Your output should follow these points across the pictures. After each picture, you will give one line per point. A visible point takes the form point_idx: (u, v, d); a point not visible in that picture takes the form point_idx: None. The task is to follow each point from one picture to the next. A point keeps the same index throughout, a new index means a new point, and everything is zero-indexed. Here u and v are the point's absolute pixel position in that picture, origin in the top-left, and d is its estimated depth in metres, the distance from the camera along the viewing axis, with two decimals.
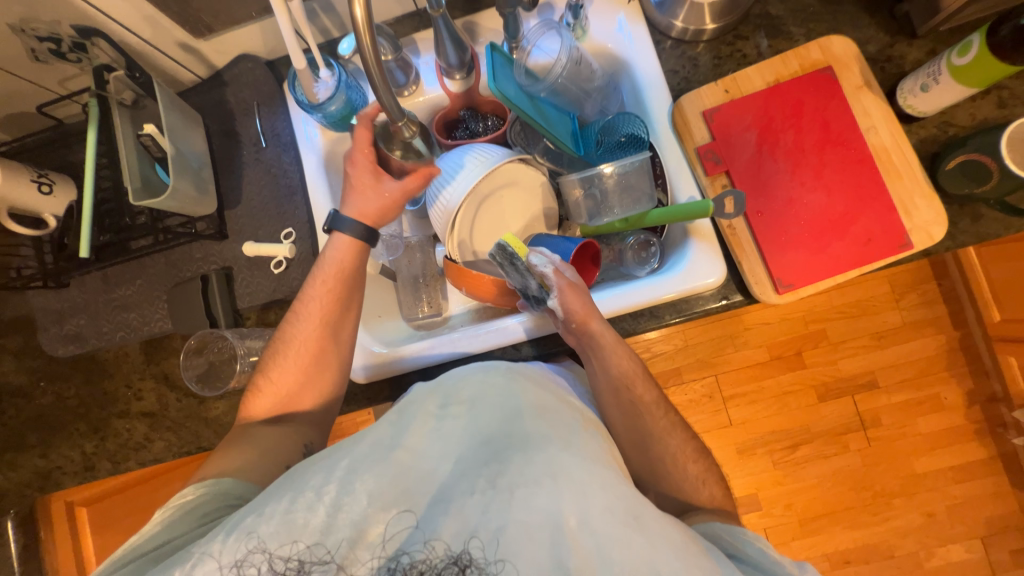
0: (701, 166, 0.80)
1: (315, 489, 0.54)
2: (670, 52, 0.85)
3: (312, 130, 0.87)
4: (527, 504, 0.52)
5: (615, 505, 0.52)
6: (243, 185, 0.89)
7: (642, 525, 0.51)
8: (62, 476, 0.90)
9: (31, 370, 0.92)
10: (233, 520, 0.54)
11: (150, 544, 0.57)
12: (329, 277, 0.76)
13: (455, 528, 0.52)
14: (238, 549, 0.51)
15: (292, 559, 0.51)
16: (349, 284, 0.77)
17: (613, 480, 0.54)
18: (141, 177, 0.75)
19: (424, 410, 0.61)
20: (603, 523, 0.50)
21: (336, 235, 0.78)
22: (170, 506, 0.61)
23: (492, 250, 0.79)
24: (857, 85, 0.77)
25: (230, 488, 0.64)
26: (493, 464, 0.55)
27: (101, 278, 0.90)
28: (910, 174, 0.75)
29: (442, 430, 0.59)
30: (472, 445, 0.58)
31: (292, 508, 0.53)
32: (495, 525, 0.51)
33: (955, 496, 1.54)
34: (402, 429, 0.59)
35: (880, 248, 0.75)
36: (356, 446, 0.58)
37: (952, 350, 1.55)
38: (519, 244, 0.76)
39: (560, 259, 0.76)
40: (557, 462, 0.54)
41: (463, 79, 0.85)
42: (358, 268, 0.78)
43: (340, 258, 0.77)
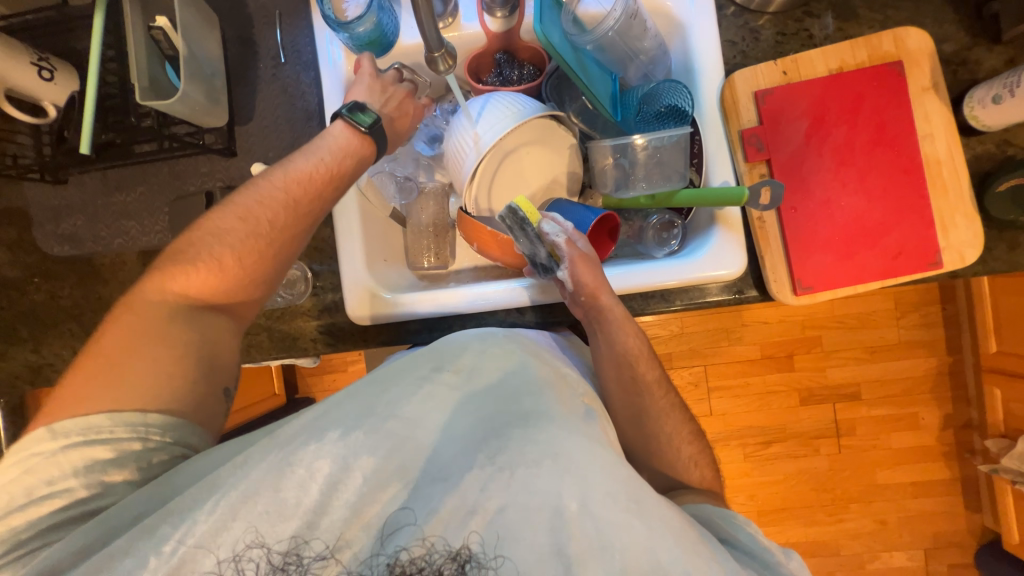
0: (741, 151, 0.76)
1: (306, 467, 0.52)
2: (732, 20, 0.78)
3: (336, 51, 0.81)
4: (528, 486, 0.53)
5: (616, 490, 0.53)
6: (257, 101, 0.84)
7: (642, 510, 0.53)
8: (52, 373, 0.90)
9: (24, 266, 0.90)
10: (213, 483, 0.51)
11: (106, 499, 0.55)
12: (308, 175, 0.69)
13: (454, 507, 0.52)
14: (236, 542, 0.49)
15: (291, 552, 0.50)
16: (329, 187, 0.70)
17: (612, 463, 0.55)
18: (148, 76, 0.70)
19: (418, 373, 0.61)
20: (603, 507, 0.52)
21: (338, 124, 0.72)
22: (89, 437, 0.55)
23: (501, 212, 0.75)
24: (923, 86, 0.72)
25: (152, 417, 0.57)
26: (493, 440, 0.56)
27: (101, 179, 0.86)
28: (957, 190, 0.72)
29: (437, 397, 0.60)
30: (471, 419, 0.59)
31: (280, 488, 0.51)
32: (495, 505, 0.52)
33: (909, 509, 1.60)
34: (396, 396, 0.58)
35: (908, 263, 0.72)
36: (345, 415, 0.56)
37: (940, 373, 1.57)
38: (529, 208, 0.74)
39: (572, 228, 0.75)
40: (556, 440, 0.55)
41: (504, 18, 0.80)
42: (348, 167, 0.72)
43: (331, 158, 0.70)
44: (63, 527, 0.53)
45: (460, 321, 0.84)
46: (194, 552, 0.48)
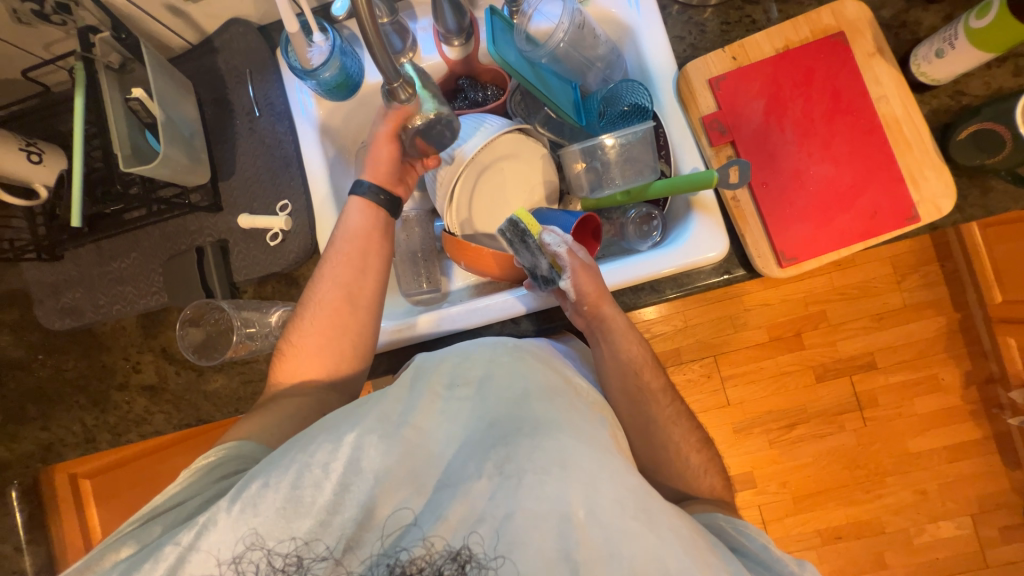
0: (705, 136, 0.78)
1: (322, 465, 0.53)
2: (677, 17, 0.82)
3: (308, 100, 0.85)
4: (535, 493, 0.52)
5: (624, 499, 0.52)
6: (237, 155, 0.87)
7: (651, 519, 0.52)
8: (63, 448, 0.91)
9: (29, 344, 0.92)
10: (239, 485, 0.53)
11: (168, 504, 0.58)
12: (347, 240, 0.76)
13: (462, 513, 0.52)
14: (236, 543, 0.52)
15: (292, 555, 0.52)
16: (366, 245, 0.76)
17: (622, 471, 0.54)
18: (131, 144, 0.73)
19: (432, 387, 0.60)
20: (611, 515, 0.51)
21: (351, 201, 0.78)
22: (193, 468, 0.60)
23: (503, 226, 0.77)
24: (869, 52, 0.75)
25: (251, 451, 0.64)
26: (501, 448, 0.54)
27: (95, 250, 0.88)
28: (920, 144, 0.73)
29: (449, 409, 0.59)
30: (479, 427, 0.57)
31: (299, 485, 0.53)
32: (501, 512, 0.51)
33: (945, 474, 1.56)
34: (409, 405, 0.58)
35: (885, 221, 0.73)
36: (363, 418, 0.56)
37: (952, 331, 1.55)
38: (531, 221, 0.75)
39: (572, 238, 0.73)
40: (565, 450, 0.53)
41: (462, 45, 0.83)
42: (377, 231, 0.78)
43: (356, 221, 0.77)
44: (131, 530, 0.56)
45: (457, 339, 0.84)
46: (205, 552, 0.51)
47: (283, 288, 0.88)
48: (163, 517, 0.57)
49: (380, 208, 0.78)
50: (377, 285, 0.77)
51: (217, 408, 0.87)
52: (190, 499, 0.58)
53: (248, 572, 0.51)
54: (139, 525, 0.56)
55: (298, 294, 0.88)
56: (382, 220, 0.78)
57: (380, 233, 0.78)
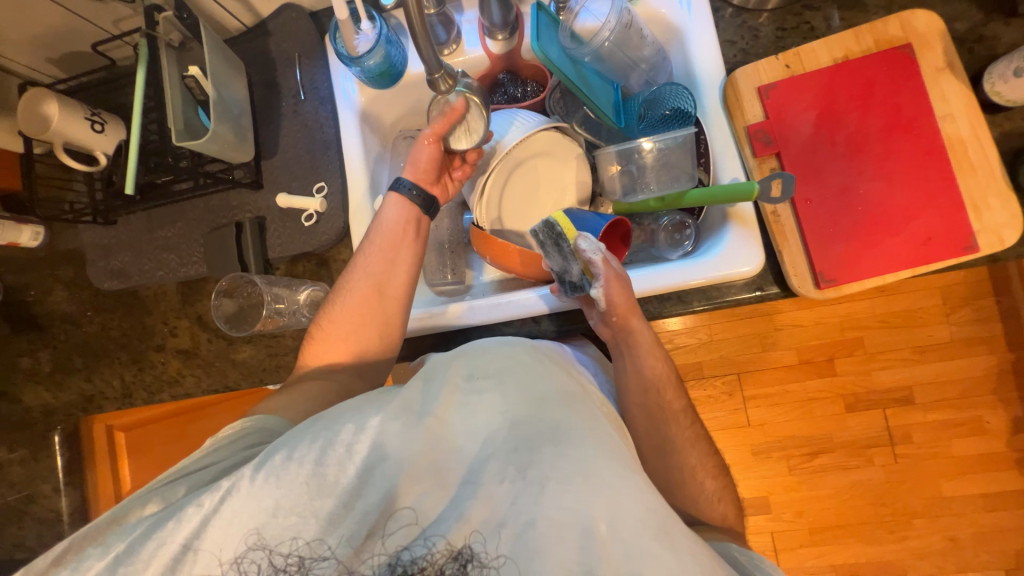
0: (749, 146, 0.75)
1: (347, 446, 0.55)
2: (730, 21, 0.78)
3: (351, 86, 0.87)
4: (558, 502, 0.52)
5: (646, 517, 0.52)
6: (281, 136, 0.90)
7: (672, 541, 0.51)
8: (103, 401, 0.98)
9: (80, 300, 0.99)
10: (262, 457, 0.55)
11: (192, 466, 0.60)
12: (383, 234, 0.77)
13: (484, 514, 0.53)
14: (239, 544, 0.53)
15: (293, 556, 0.52)
16: (401, 241, 0.78)
17: (644, 489, 0.54)
18: (184, 120, 0.77)
19: (452, 379, 0.61)
20: (633, 533, 0.51)
21: (390, 196, 0.79)
22: (219, 437, 0.63)
23: (539, 227, 0.77)
24: (937, 67, 0.70)
25: (275, 425, 0.66)
26: (523, 452, 0.55)
27: (145, 218, 0.93)
28: (986, 168, 0.68)
29: (469, 403, 0.59)
30: (501, 427, 0.57)
31: (323, 462, 0.54)
32: (522, 518, 0.52)
33: (981, 523, 1.46)
34: (431, 397, 0.59)
35: (939, 249, 0.68)
36: (388, 403, 0.58)
37: (1002, 372, 1.45)
38: (568, 225, 0.74)
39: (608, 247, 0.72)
40: (589, 460, 0.53)
41: (505, 40, 0.83)
42: (409, 226, 0.78)
43: (393, 217, 0.78)
44: (156, 488, 0.59)
45: (477, 332, 0.85)
46: (207, 552, 0.53)
47: (314, 267, 0.90)
48: (186, 478, 0.59)
49: (413, 203, 0.79)
50: (406, 277, 0.78)
51: (243, 377, 0.91)
52: (214, 464, 0.60)
53: (250, 572, 0.52)
54: (165, 484, 0.59)
55: (327, 275, 0.90)
56: (414, 215, 0.79)
57: (410, 228, 0.79)
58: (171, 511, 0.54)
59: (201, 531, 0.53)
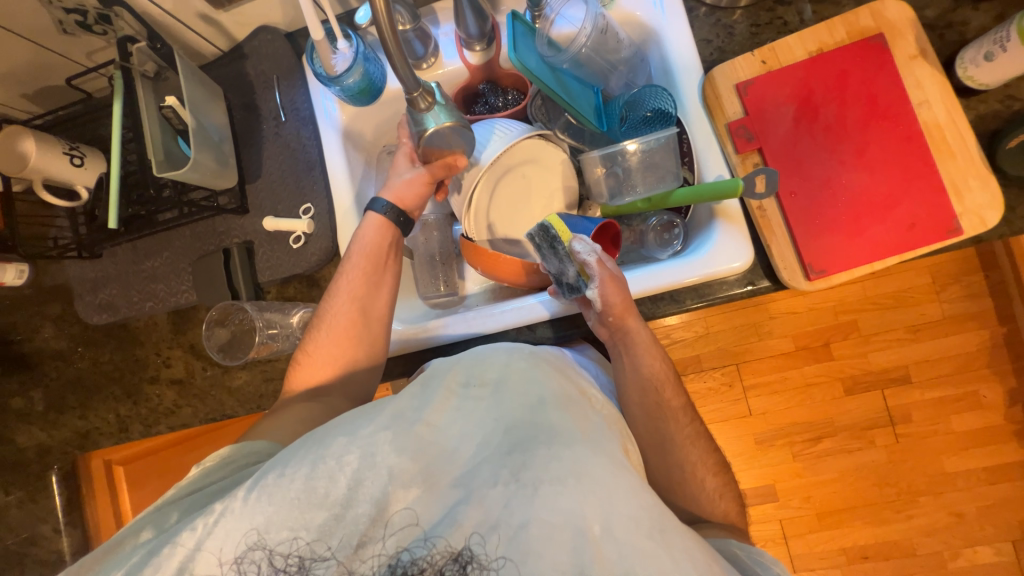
0: (731, 143, 0.75)
1: (337, 458, 0.54)
2: (704, 20, 0.79)
3: (331, 105, 0.87)
4: (552, 503, 0.51)
5: (639, 516, 0.52)
6: (264, 159, 0.90)
7: (666, 540, 0.51)
8: (99, 436, 0.96)
9: (70, 336, 0.98)
10: (254, 477, 0.54)
11: (184, 492, 0.59)
12: (363, 255, 0.78)
13: (477, 518, 0.52)
14: (239, 543, 0.52)
15: (293, 556, 0.52)
16: (382, 261, 0.78)
17: (638, 487, 0.54)
18: (163, 149, 0.76)
19: (448, 385, 0.61)
20: (625, 532, 0.50)
21: (369, 215, 0.79)
22: (206, 463, 0.62)
23: (533, 230, 0.78)
24: (910, 54, 0.71)
25: (264, 448, 0.65)
26: (517, 455, 0.55)
27: (131, 249, 0.92)
28: (964, 153, 0.69)
29: (464, 407, 0.59)
30: (495, 431, 0.57)
31: (313, 476, 0.53)
32: (516, 519, 0.51)
33: (984, 498, 1.48)
34: (425, 403, 0.59)
35: (924, 233, 0.69)
36: (379, 414, 0.57)
37: (994, 346, 1.47)
38: (563, 228, 0.74)
39: (602, 248, 0.71)
40: (579, 461, 0.54)
41: (483, 51, 0.83)
42: (388, 247, 0.79)
43: (372, 237, 0.78)
44: (147, 517, 0.58)
45: (474, 344, 0.85)
46: (210, 549, 0.52)
47: (306, 289, 0.90)
48: (178, 505, 0.58)
49: (393, 224, 0.79)
50: (388, 297, 0.79)
51: (240, 404, 0.90)
52: (206, 487, 0.59)
53: (250, 573, 0.51)
54: (157, 511, 0.58)
55: (318, 295, 0.89)
56: (394, 237, 0.79)
57: (391, 248, 0.79)
58: (163, 541, 0.53)
59: (199, 547, 0.52)
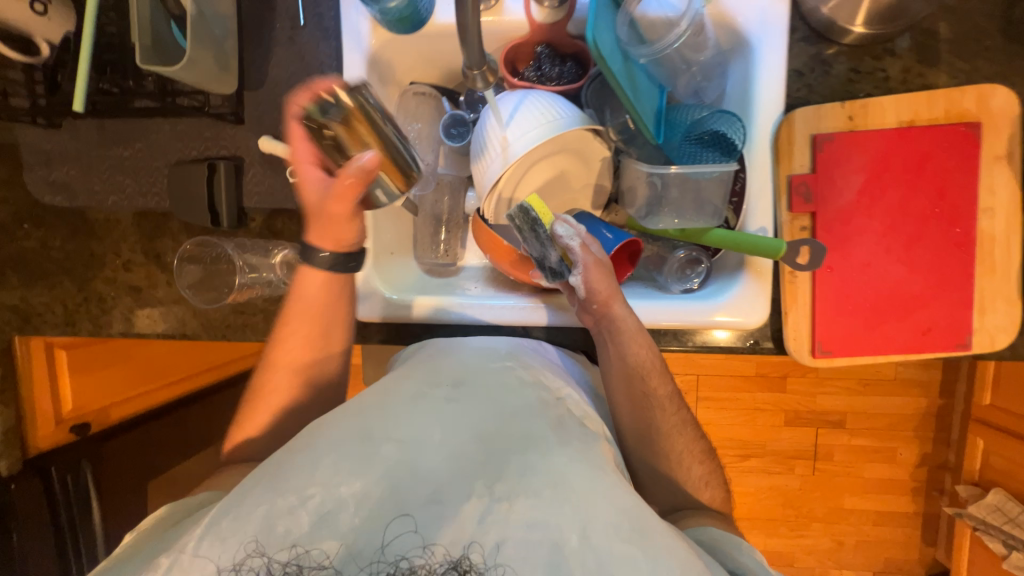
0: (786, 198, 0.69)
1: (298, 493, 0.51)
2: (802, 47, 0.70)
3: (362, 22, 0.74)
4: (528, 516, 0.52)
5: (618, 519, 0.52)
6: (270, 66, 0.76)
7: (645, 541, 0.51)
8: (41, 324, 0.88)
9: (14, 207, 0.86)
10: (212, 518, 0.52)
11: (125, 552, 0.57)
12: (309, 309, 0.72)
13: (454, 534, 0.50)
14: (237, 549, 0.48)
15: (290, 563, 0.48)
16: (329, 312, 0.72)
17: (615, 489, 0.54)
18: (152, 35, 0.63)
19: (415, 394, 0.61)
20: (604, 538, 0.50)
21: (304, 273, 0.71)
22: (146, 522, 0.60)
23: (511, 210, 0.71)
24: (996, 155, 0.66)
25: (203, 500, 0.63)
26: (491, 467, 0.55)
27: (97, 129, 0.79)
28: (1005, 272, 0.67)
29: (434, 413, 0.59)
30: (468, 440, 0.57)
31: (274, 514, 0.50)
32: (493, 538, 0.50)
33: (867, 534, 1.68)
34: (392, 417, 0.58)
35: (937, 341, 0.69)
36: (342, 436, 0.56)
37: (927, 415, 1.59)
38: (542, 209, 0.69)
39: (586, 231, 0.69)
40: (555, 467, 0.55)
41: (553, 9, 0.71)
42: (341, 294, 0.73)
43: (311, 292, 0.71)
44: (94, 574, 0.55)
45: (463, 330, 0.80)
46: (206, 558, 0.49)
47: (292, 226, 0.80)
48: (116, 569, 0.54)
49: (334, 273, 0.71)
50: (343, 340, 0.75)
51: (203, 329, 0.84)
52: (146, 544, 0.57)
53: None
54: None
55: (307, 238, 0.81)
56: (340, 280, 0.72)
57: (338, 303, 0.73)
58: None
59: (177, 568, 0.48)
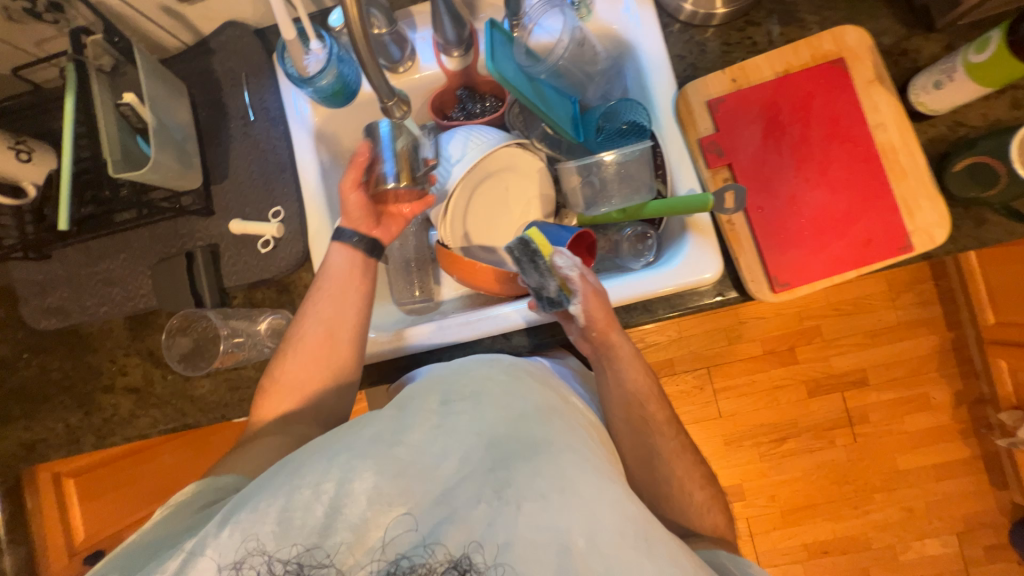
0: (703, 159, 0.77)
1: (313, 487, 0.52)
2: (678, 36, 0.81)
3: (303, 104, 0.85)
4: (534, 521, 0.50)
5: (624, 527, 0.51)
6: (230, 159, 0.86)
7: (651, 550, 0.50)
8: (46, 449, 0.90)
9: (15, 342, 0.92)
10: (229, 512, 0.52)
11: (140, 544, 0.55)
12: (333, 282, 0.75)
13: (460, 537, 0.50)
14: (237, 549, 0.50)
15: (291, 562, 0.50)
16: (352, 288, 0.76)
17: (620, 498, 0.54)
18: (121, 149, 0.73)
19: (426, 406, 0.59)
20: (610, 544, 0.50)
21: (336, 245, 0.77)
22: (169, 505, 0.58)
23: (513, 243, 0.74)
24: (868, 79, 0.75)
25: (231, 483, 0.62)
26: (500, 472, 0.54)
27: (84, 251, 0.87)
28: (917, 173, 0.73)
29: (444, 425, 0.58)
30: (477, 446, 0.56)
31: (290, 506, 0.51)
32: (500, 540, 0.50)
33: (933, 493, 1.56)
34: (403, 424, 0.57)
35: (881, 250, 0.73)
36: (357, 440, 0.56)
37: (944, 350, 1.56)
38: (543, 243, 0.72)
39: (584, 263, 0.72)
40: (564, 474, 0.53)
41: (461, 56, 0.83)
42: (364, 273, 0.77)
43: (341, 264, 0.76)
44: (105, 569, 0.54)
45: (449, 353, 0.83)
46: (207, 557, 0.50)
47: (274, 294, 0.87)
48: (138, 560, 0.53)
49: (357, 250, 0.76)
50: (359, 321, 0.76)
51: (203, 414, 0.86)
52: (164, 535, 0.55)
53: None
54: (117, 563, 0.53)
55: (288, 301, 0.87)
56: (364, 261, 0.77)
57: (363, 273, 0.77)
58: None
59: (193, 553, 0.50)
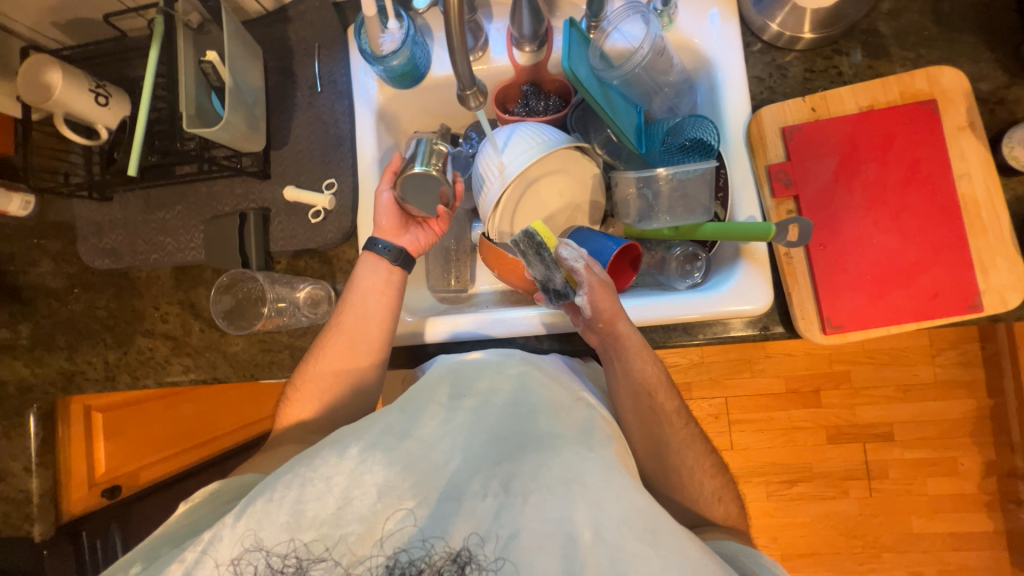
0: (768, 187, 0.75)
1: (325, 480, 0.52)
2: (758, 57, 0.79)
3: (369, 82, 0.85)
4: (540, 513, 0.50)
5: (630, 518, 0.50)
6: (293, 127, 0.87)
7: (658, 542, 0.48)
8: (83, 381, 0.94)
9: (68, 276, 0.95)
10: (243, 505, 0.53)
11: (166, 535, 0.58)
12: (355, 290, 0.78)
13: (466, 528, 0.50)
14: (237, 544, 0.50)
15: (291, 556, 0.50)
16: (373, 294, 0.78)
17: (627, 489, 0.52)
18: (196, 105, 0.74)
19: (435, 399, 0.61)
20: (616, 535, 0.48)
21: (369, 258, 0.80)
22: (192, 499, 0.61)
23: (516, 236, 0.71)
24: (959, 125, 0.71)
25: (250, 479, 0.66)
26: (506, 466, 0.55)
27: (143, 198, 0.90)
28: (997, 232, 0.69)
29: (452, 421, 0.60)
30: (485, 442, 0.58)
31: (302, 499, 0.51)
32: (506, 531, 0.50)
33: (947, 562, 1.49)
34: (412, 419, 0.59)
35: (946, 304, 0.69)
36: (366, 433, 0.57)
37: (981, 417, 1.48)
38: (548, 234, 0.69)
39: (589, 254, 0.69)
40: (569, 466, 0.53)
41: (533, 53, 0.80)
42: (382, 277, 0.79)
43: (370, 278, 0.78)
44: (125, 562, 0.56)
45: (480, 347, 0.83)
46: (209, 557, 0.51)
47: (316, 263, 0.88)
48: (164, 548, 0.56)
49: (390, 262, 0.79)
50: (382, 330, 0.78)
51: (233, 370, 0.89)
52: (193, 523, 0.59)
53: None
54: (148, 546, 0.57)
55: (328, 273, 0.88)
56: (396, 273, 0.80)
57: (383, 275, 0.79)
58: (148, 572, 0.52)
59: (207, 550, 0.51)
